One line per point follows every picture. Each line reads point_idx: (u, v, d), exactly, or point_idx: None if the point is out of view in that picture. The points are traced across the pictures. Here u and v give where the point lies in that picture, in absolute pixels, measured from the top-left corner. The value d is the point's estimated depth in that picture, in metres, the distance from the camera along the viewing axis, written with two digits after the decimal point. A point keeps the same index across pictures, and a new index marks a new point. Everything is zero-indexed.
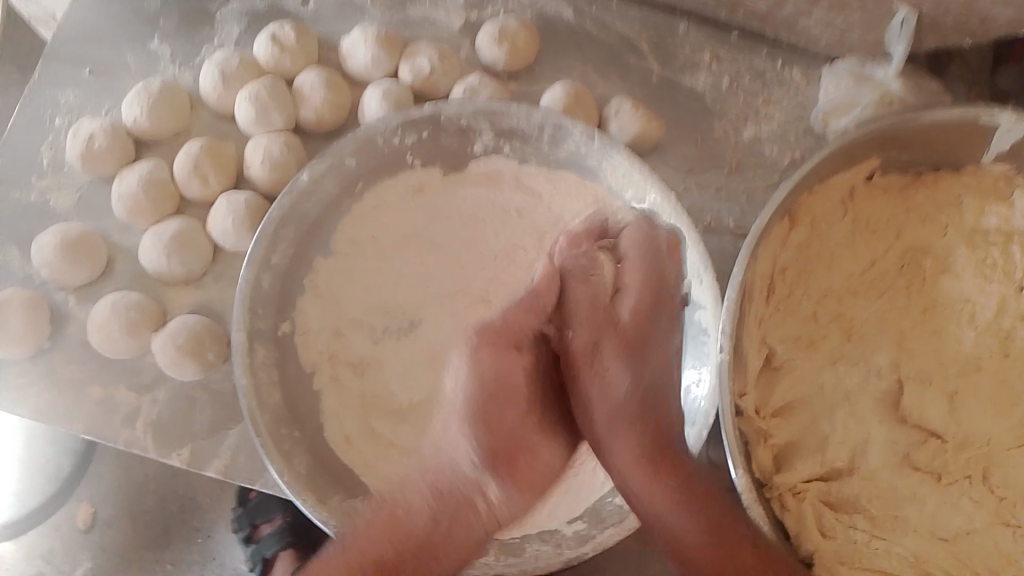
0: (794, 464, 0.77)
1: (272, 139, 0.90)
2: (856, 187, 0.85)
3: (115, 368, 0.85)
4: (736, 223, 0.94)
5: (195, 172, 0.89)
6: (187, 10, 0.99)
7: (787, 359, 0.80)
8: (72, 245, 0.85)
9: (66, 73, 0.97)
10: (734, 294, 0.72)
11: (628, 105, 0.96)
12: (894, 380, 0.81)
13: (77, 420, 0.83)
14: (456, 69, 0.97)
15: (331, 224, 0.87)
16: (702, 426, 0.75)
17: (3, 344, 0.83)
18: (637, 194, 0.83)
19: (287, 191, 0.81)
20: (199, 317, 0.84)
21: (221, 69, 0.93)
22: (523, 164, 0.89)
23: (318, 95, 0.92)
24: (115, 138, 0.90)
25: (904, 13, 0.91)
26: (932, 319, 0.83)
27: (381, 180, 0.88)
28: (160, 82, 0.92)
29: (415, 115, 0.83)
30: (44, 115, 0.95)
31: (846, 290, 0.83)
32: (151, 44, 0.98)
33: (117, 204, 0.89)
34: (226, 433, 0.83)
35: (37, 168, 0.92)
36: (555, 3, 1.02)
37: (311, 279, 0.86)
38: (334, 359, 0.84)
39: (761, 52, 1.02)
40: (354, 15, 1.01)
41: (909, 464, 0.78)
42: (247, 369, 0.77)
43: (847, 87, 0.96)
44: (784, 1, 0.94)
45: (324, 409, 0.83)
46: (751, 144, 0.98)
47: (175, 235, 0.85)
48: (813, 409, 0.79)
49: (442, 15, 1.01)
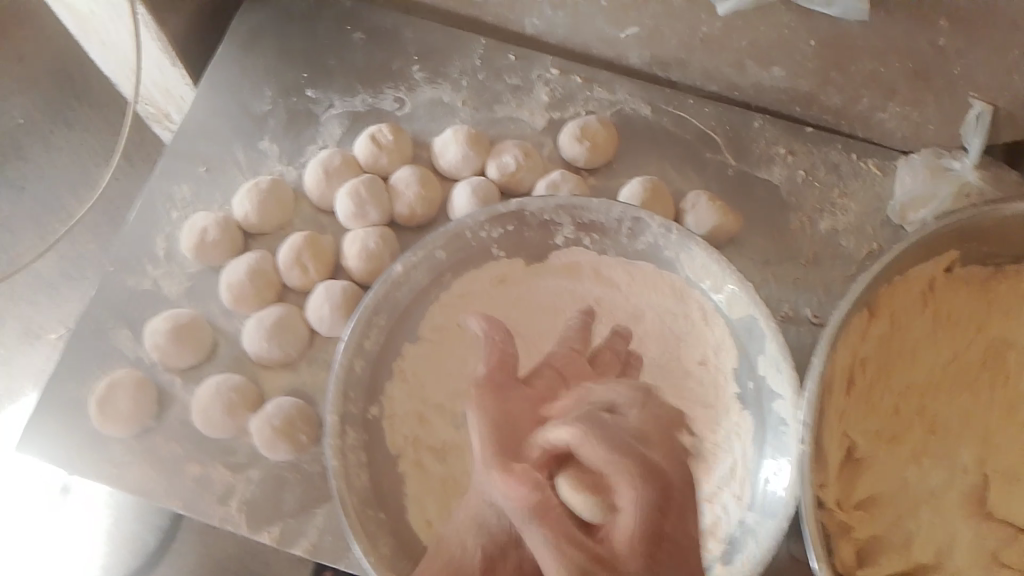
0: (877, 560, 0.75)
1: (368, 232, 0.97)
2: (936, 280, 0.85)
3: (215, 447, 0.90)
4: (813, 313, 0.95)
5: (295, 262, 0.96)
6: (292, 113, 1.08)
7: (869, 453, 0.79)
8: (180, 330, 0.92)
9: (181, 170, 1.05)
10: (814, 387, 0.73)
11: (704, 199, 0.99)
12: (980, 474, 0.80)
13: (175, 496, 0.88)
14: (539, 165, 1.03)
15: (418, 313, 0.92)
16: (783, 517, 0.74)
17: (112, 421, 0.89)
18: (715, 283, 0.86)
19: (380, 281, 0.86)
20: (293, 400, 0.90)
21: (322, 167, 1.01)
22: (602, 256, 0.93)
23: (411, 191, 0.99)
24: (224, 231, 0.99)
25: (980, 106, 0.95)
26: (1018, 414, 0.82)
27: (468, 270, 0.93)
28: (267, 180, 1.00)
29: (501, 210, 0.88)
30: (159, 208, 1.03)
31: (928, 382, 0.83)
32: (260, 144, 1.07)
33: (224, 291, 0.96)
34: (315, 511, 0.86)
35: (151, 256, 1.00)
36: (633, 102, 1.07)
37: (400, 364, 0.90)
38: (418, 444, 0.88)
39: (837, 145, 1.04)
40: (444, 117, 1.08)
41: (997, 561, 0.76)
42: (337, 451, 0.80)
43: (924, 180, 0.98)
44: (859, 97, 0.99)
45: (408, 492, 0.86)
46: (827, 236, 0.99)
47: (275, 321, 0.92)
48: (897, 504, 0.78)
49: (526, 116, 1.07)
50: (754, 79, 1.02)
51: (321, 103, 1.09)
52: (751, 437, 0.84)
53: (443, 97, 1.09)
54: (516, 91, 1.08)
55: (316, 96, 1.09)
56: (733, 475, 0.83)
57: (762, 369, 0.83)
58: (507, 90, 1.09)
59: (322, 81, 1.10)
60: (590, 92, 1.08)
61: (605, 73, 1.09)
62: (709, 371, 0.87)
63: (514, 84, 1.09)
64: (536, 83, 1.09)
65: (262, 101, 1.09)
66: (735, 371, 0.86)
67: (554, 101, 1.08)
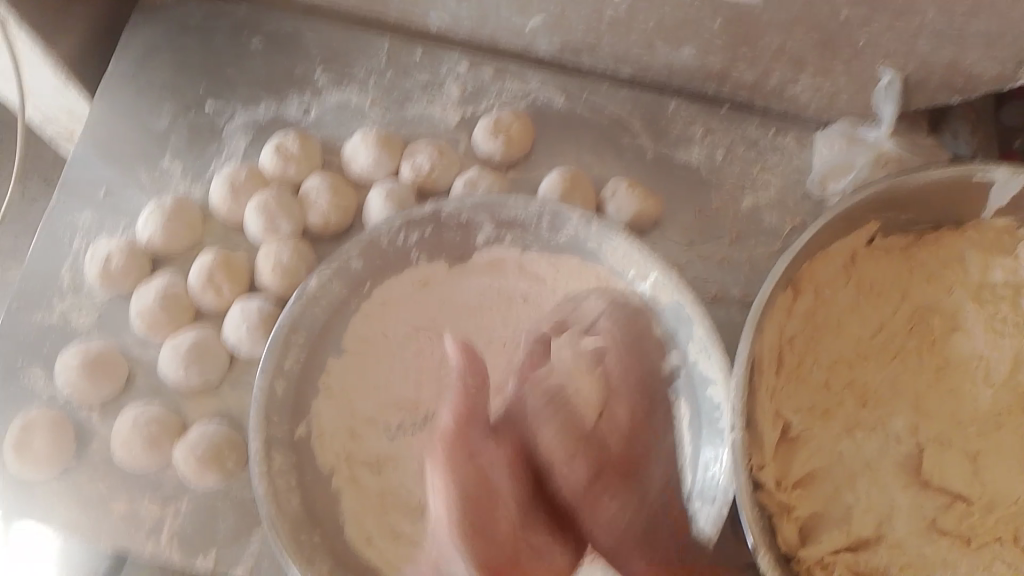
0: (818, 537, 0.75)
1: (280, 246, 0.93)
2: (856, 252, 0.85)
3: (140, 482, 0.86)
4: (741, 291, 0.95)
5: (208, 283, 0.92)
6: (195, 127, 1.04)
7: (803, 429, 0.79)
8: (90, 364, 0.87)
9: (81, 197, 1.00)
10: (740, 370, 0.71)
11: (623, 185, 0.98)
12: (914, 443, 0.80)
13: (103, 537, 0.84)
14: (455, 163, 1.00)
15: (339, 326, 0.88)
16: (723, 503, 0.74)
17: (31, 466, 0.85)
18: (638, 271, 0.84)
19: (296, 296, 0.82)
20: (218, 425, 0.86)
21: (230, 183, 0.97)
22: (525, 252, 0.90)
23: (323, 200, 0.96)
24: (131, 257, 0.94)
25: (889, 73, 0.93)
26: (947, 378, 0.83)
27: (388, 278, 0.89)
28: (172, 200, 0.96)
29: (417, 213, 0.86)
30: (62, 238, 0.98)
31: (857, 355, 0.83)
32: (163, 162, 1.02)
33: (136, 320, 0.92)
34: (249, 539, 0.83)
35: (57, 289, 0.95)
36: (546, 91, 1.05)
37: (325, 381, 0.86)
38: (351, 460, 0.84)
39: (754, 122, 1.04)
40: (354, 120, 1.04)
41: (936, 528, 0.76)
42: (265, 476, 0.76)
43: (841, 149, 0.98)
44: (769, 71, 0.98)
45: (344, 511, 0.82)
46: (750, 213, 0.99)
47: (192, 347, 0.88)
48: (834, 478, 0.78)
49: (439, 112, 1.05)
50: (666, 60, 1.00)
51: (224, 115, 1.05)
52: (688, 426, 0.82)
53: (351, 99, 1.05)
54: (426, 89, 1.06)
55: (218, 108, 1.05)
56: (674, 463, 0.81)
57: (692, 355, 0.81)
58: (417, 88, 1.06)
59: (224, 91, 1.05)
60: (501, 85, 1.06)
61: (514, 64, 1.07)
62: (641, 364, 0.85)
63: (424, 81, 1.06)
64: (446, 79, 1.06)
65: (161, 117, 1.04)
66: (666, 359, 0.83)
67: (465, 96, 1.05)
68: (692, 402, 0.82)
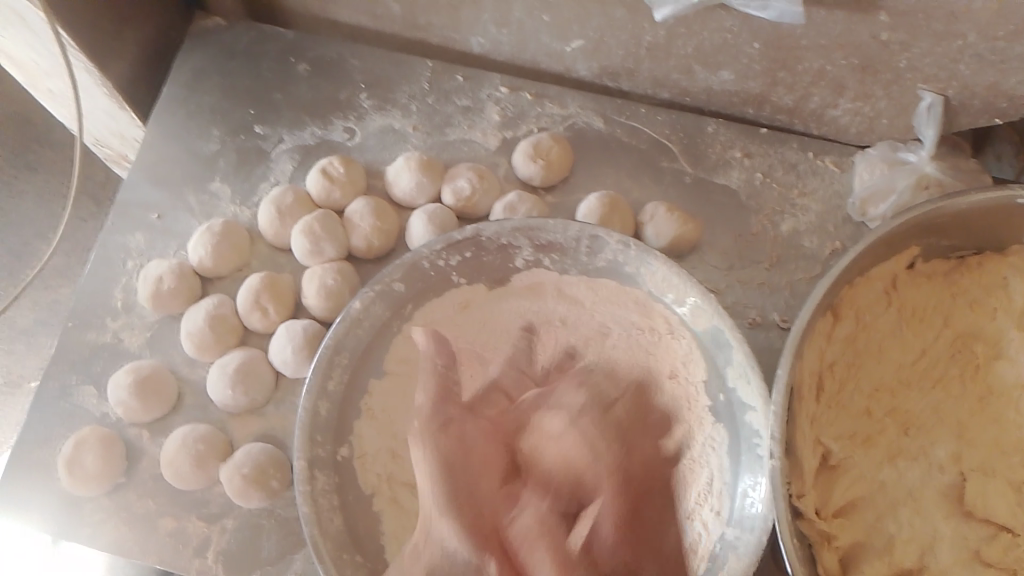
0: (860, 567, 0.74)
1: (325, 269, 0.95)
2: (898, 278, 0.84)
3: (188, 500, 0.88)
4: (781, 316, 0.95)
5: (255, 305, 0.94)
6: (242, 151, 1.07)
7: (845, 457, 0.78)
8: (141, 383, 0.90)
9: (132, 220, 1.03)
10: (780, 398, 0.71)
11: (662, 209, 0.98)
12: (957, 472, 0.80)
13: (151, 553, 0.86)
14: (495, 187, 1.01)
15: (381, 347, 0.90)
16: (761, 531, 0.73)
17: (84, 482, 0.87)
18: (677, 296, 0.84)
19: (340, 318, 0.83)
20: (264, 445, 0.88)
21: (275, 206, 0.99)
22: (563, 275, 0.91)
23: (366, 223, 0.98)
24: (180, 278, 0.97)
25: (931, 97, 0.92)
26: (991, 407, 0.83)
27: (428, 300, 0.91)
28: (220, 223, 0.99)
29: (457, 238, 0.86)
30: (113, 259, 1.01)
31: (898, 382, 0.83)
32: (211, 186, 1.05)
33: (185, 341, 0.94)
34: (293, 556, 0.85)
35: (109, 310, 0.98)
36: (585, 115, 1.06)
37: (367, 403, 0.88)
38: (392, 481, 0.86)
39: (793, 145, 1.04)
40: (397, 144, 1.06)
41: (980, 560, 0.76)
42: (308, 496, 0.78)
43: (883, 172, 0.98)
44: (809, 95, 0.98)
45: (385, 531, 0.84)
46: (790, 237, 0.99)
47: (238, 367, 0.90)
48: (876, 506, 0.77)
49: (479, 137, 1.06)
50: (705, 84, 1.01)
51: (270, 139, 1.07)
52: (726, 451, 0.81)
53: (393, 123, 1.07)
54: (467, 113, 1.07)
55: (265, 132, 1.08)
56: (710, 489, 0.80)
57: (731, 379, 0.81)
58: (458, 112, 1.07)
59: (270, 116, 1.08)
60: (541, 108, 1.07)
61: (554, 88, 1.08)
62: (680, 385, 0.85)
63: (465, 105, 1.08)
64: (487, 103, 1.08)
65: (209, 141, 1.07)
66: (705, 384, 0.84)
67: (506, 120, 1.07)
68: (730, 427, 0.82)
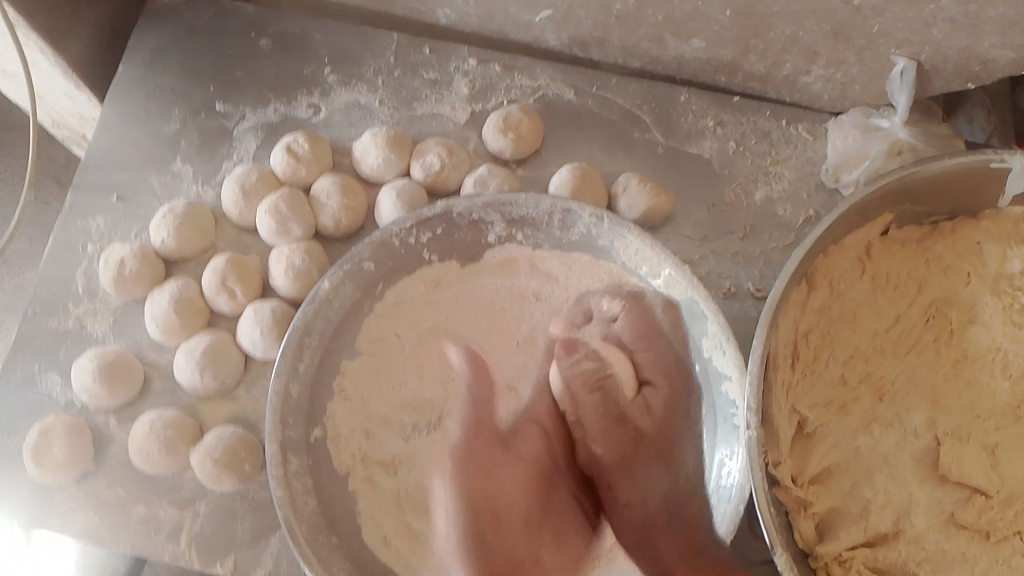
0: (837, 533, 0.74)
1: (293, 249, 0.93)
2: (872, 245, 0.84)
3: (158, 486, 0.86)
4: (755, 285, 0.94)
5: (221, 287, 0.92)
6: (204, 131, 1.04)
7: (819, 424, 0.78)
8: (106, 369, 0.88)
9: (93, 203, 1.01)
10: (756, 367, 0.70)
11: (635, 180, 0.97)
12: (932, 437, 0.79)
13: (123, 540, 0.85)
14: (464, 161, 1.00)
15: (352, 327, 0.88)
16: (738, 500, 0.73)
17: (50, 472, 0.86)
18: (651, 269, 0.83)
19: (308, 299, 0.81)
20: (234, 429, 0.87)
21: (239, 185, 0.97)
22: (537, 249, 0.90)
23: (334, 201, 0.96)
24: (143, 261, 0.94)
25: (903, 62, 0.91)
26: (965, 371, 0.82)
27: (400, 278, 0.89)
28: (184, 204, 0.96)
29: (427, 214, 0.84)
30: (74, 244, 0.99)
31: (874, 348, 0.82)
32: (174, 166, 1.02)
33: (151, 325, 0.92)
34: (268, 539, 0.84)
35: (71, 295, 0.96)
36: (554, 86, 1.04)
37: (339, 383, 0.86)
38: (367, 462, 0.85)
39: (765, 113, 1.03)
40: (363, 120, 1.04)
41: (955, 522, 0.76)
42: (281, 480, 0.76)
43: (855, 140, 0.97)
44: (781, 62, 0.97)
45: (361, 512, 0.83)
46: (763, 206, 0.98)
47: (207, 350, 0.88)
48: (851, 473, 0.77)
49: (448, 111, 1.04)
50: (676, 52, 1.00)
51: (233, 117, 1.05)
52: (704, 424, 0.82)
53: (360, 99, 1.05)
54: (434, 86, 1.05)
55: (227, 110, 1.05)
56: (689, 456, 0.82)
57: (707, 350, 0.80)
58: (425, 86, 1.05)
59: (233, 93, 1.05)
60: (510, 80, 1.05)
61: (524, 60, 1.06)
62: (659, 357, 0.85)
63: (432, 79, 1.05)
64: (454, 76, 1.05)
65: (171, 121, 1.04)
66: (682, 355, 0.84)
67: (474, 93, 1.05)
68: (707, 397, 0.82)
